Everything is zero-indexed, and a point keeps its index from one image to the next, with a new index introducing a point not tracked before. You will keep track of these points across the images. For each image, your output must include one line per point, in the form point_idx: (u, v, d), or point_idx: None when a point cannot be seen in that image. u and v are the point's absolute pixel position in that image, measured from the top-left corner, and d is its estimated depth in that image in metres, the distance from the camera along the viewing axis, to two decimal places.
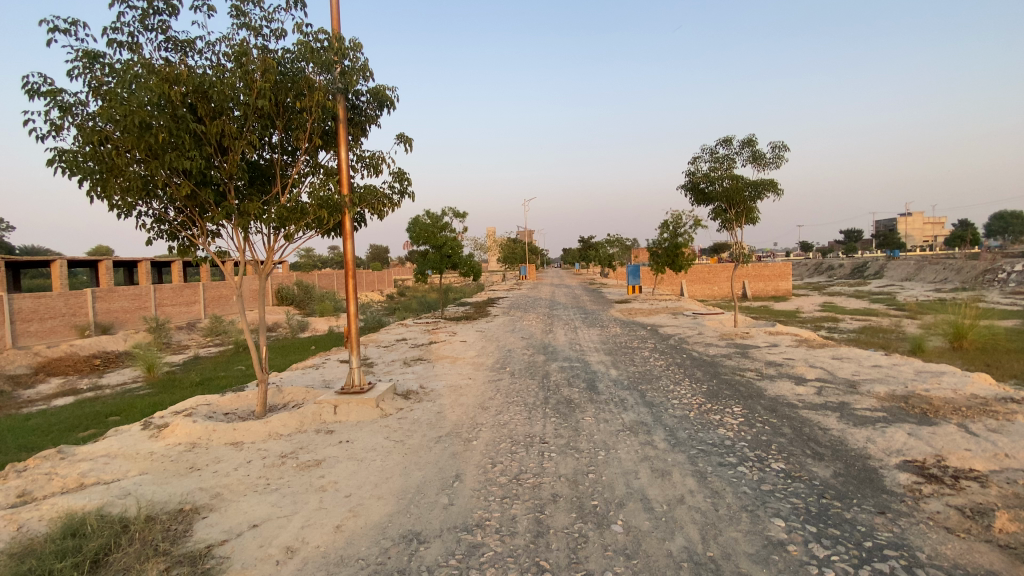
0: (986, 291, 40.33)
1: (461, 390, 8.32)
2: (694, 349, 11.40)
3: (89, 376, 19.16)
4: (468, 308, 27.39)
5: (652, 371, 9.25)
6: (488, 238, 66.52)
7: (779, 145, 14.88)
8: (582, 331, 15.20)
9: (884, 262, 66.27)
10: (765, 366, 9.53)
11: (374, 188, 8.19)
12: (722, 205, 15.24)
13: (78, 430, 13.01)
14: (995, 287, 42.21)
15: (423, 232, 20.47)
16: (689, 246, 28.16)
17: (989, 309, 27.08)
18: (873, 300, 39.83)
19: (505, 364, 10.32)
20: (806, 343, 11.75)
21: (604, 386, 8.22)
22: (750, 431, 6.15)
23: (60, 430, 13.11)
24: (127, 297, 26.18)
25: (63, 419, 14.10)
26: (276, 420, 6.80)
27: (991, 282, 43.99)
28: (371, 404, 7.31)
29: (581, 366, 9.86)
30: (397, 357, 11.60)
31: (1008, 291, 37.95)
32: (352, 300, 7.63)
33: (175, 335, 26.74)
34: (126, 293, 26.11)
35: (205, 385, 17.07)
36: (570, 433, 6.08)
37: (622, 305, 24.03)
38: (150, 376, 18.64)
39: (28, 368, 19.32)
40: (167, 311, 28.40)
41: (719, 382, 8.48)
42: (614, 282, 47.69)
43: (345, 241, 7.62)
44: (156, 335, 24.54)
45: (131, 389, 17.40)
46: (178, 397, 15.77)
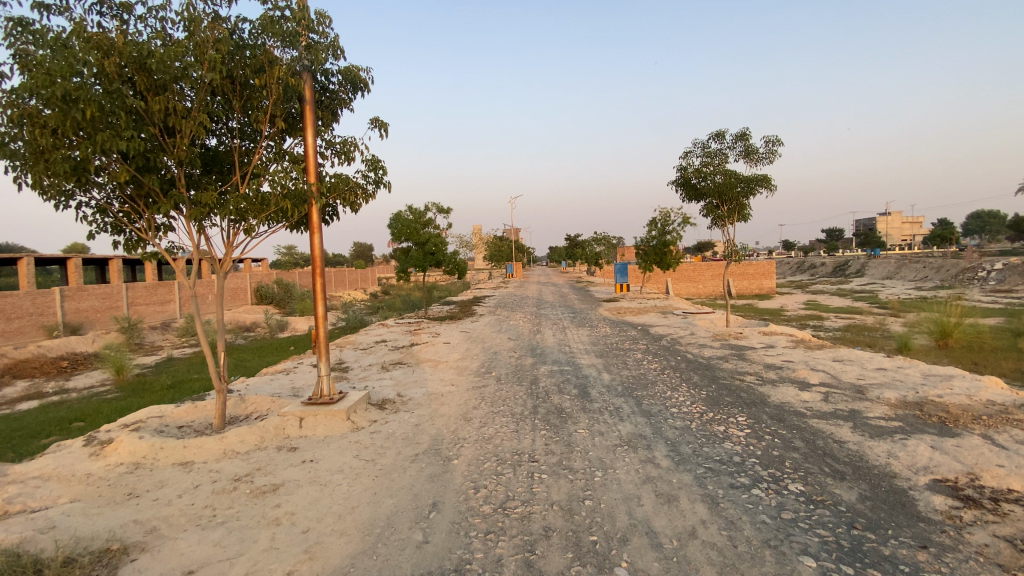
0: (967, 289, 40.75)
1: (442, 399, 7.65)
2: (689, 351, 10.88)
3: (55, 380, 17.94)
4: (452, 307, 26.67)
5: (647, 376, 8.66)
6: (473, 236, 65.74)
7: (773, 139, 14.38)
8: (571, 331, 14.58)
9: (866, 260, 67.02)
10: (765, 370, 9.00)
11: (345, 177, 7.49)
12: (714, 200, 14.72)
13: (41, 437, 12.09)
14: (975, 284, 42.71)
15: (405, 228, 19.71)
16: (677, 244, 27.79)
17: (972, 306, 27.17)
18: (857, 298, 40.00)
19: (491, 368, 9.67)
20: (803, 344, 11.31)
21: (597, 393, 7.62)
22: (760, 445, 5.58)
23: (19, 437, 12.12)
24: (98, 296, 24.95)
25: (24, 426, 13.12)
26: (232, 436, 6.06)
27: (970, 280, 44.54)
28: (341, 416, 6.64)
29: (572, 370, 9.24)
30: (375, 361, 10.87)
31: (989, 289, 38.33)
32: (321, 301, 6.92)
33: (148, 335, 25.55)
34: (96, 291, 24.87)
35: (176, 388, 16.14)
36: (561, 450, 5.46)
37: (610, 304, 23.53)
38: (120, 379, 17.64)
39: None
40: (140, 310, 27.19)
41: (719, 387, 7.93)
42: (601, 281, 47.37)
43: (312, 235, 6.93)
44: (128, 335, 23.43)
45: (98, 394, 16.36)
46: (147, 402, 14.84)
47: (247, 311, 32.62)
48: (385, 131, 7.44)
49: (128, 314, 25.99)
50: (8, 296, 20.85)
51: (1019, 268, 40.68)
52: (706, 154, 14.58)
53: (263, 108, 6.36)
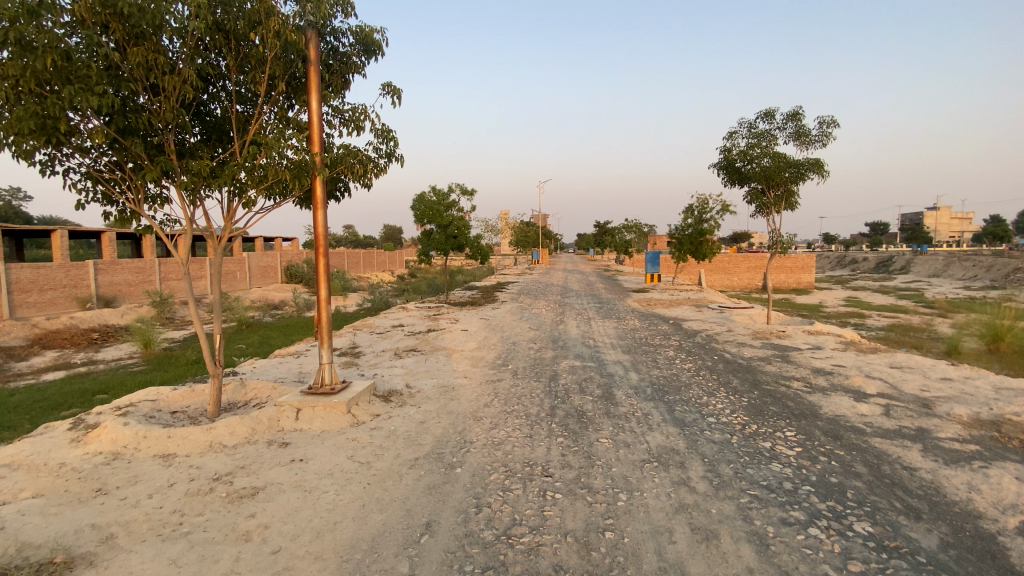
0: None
1: (452, 393, 7.02)
2: (726, 350, 9.97)
3: (86, 350, 18.16)
4: (475, 292, 26.07)
5: (679, 377, 7.86)
6: (499, 221, 65.01)
7: (828, 119, 13.10)
8: (597, 322, 13.76)
9: (912, 256, 63.52)
10: (813, 375, 8.05)
11: (355, 149, 6.84)
12: (759, 186, 13.59)
13: (62, 408, 12.09)
14: None
15: (428, 210, 19.16)
16: (713, 233, 26.46)
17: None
18: (901, 296, 37.75)
19: (508, 360, 9.01)
20: (854, 346, 10.23)
21: (623, 395, 6.87)
22: (814, 469, 4.74)
23: (44, 407, 12.16)
24: (132, 270, 25.29)
25: (49, 396, 13.20)
26: (220, 427, 5.55)
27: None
28: (340, 409, 6.05)
29: (596, 366, 8.48)
30: (388, 347, 10.34)
31: None
32: (323, 284, 6.35)
33: (178, 311, 25.81)
34: (130, 266, 25.18)
35: (198, 365, 16.10)
36: (580, 464, 4.75)
37: (639, 295, 22.54)
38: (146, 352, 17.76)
39: (25, 340, 18.49)
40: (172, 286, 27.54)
41: (761, 394, 7.07)
42: (630, 271, 46.06)
43: (315, 212, 6.35)
44: (159, 309, 23.76)
45: (125, 365, 16.48)
46: (169, 376, 14.81)
47: (274, 289, 32.84)
48: (398, 97, 6.75)
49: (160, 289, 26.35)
50: (42, 268, 21.20)
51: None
52: (752, 135, 13.44)
53: (260, 67, 5.77)
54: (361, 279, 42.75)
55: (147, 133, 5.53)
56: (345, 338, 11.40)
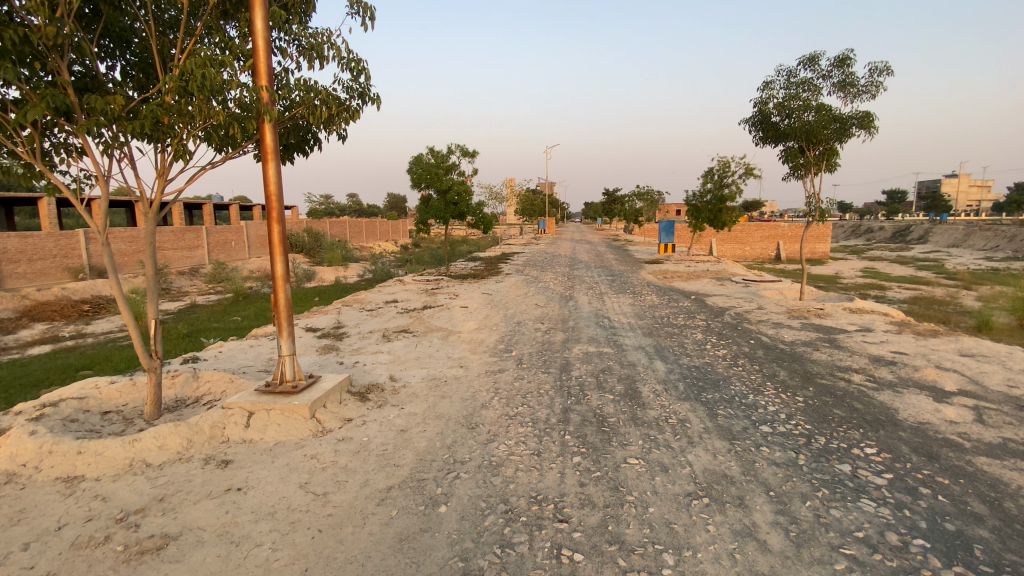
0: None
1: (443, 388, 5.83)
2: (764, 332, 8.65)
3: (75, 323, 17.10)
4: (478, 263, 24.90)
5: (715, 368, 6.61)
6: (504, 189, 63.05)
7: (881, 66, 11.48)
8: (610, 298, 12.48)
9: (930, 226, 61.17)
10: (873, 366, 6.76)
11: (317, 87, 5.47)
12: (797, 145, 12.10)
13: (39, 387, 11.00)
14: None
15: (426, 173, 17.72)
16: (733, 200, 24.80)
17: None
18: (921, 267, 36.10)
19: (512, 344, 7.81)
20: (909, 328, 8.89)
21: (650, 393, 5.64)
22: (921, 510, 3.54)
23: (18, 386, 11.04)
24: (123, 240, 23.52)
25: (27, 372, 12.14)
26: (147, 438, 4.38)
27: None
28: (302, 414, 4.85)
29: (614, 354, 7.24)
30: (376, 327, 9.11)
31: None
32: (278, 257, 5.08)
33: (175, 281, 23.92)
34: (121, 235, 23.43)
35: (189, 336, 14.95)
36: (605, 501, 3.55)
37: (652, 267, 21.09)
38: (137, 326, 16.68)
39: (12, 312, 17.41)
40: (169, 256, 25.25)
41: (818, 391, 5.83)
42: (640, 241, 44.37)
43: (263, 164, 5.03)
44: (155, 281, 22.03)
45: (114, 339, 15.43)
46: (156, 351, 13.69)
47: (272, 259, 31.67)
48: (371, 18, 5.31)
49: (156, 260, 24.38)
50: (29, 237, 19.96)
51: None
52: (792, 85, 11.90)
53: None
54: (362, 248, 41.48)
55: (33, 55, 4.22)
56: (330, 315, 10.17)
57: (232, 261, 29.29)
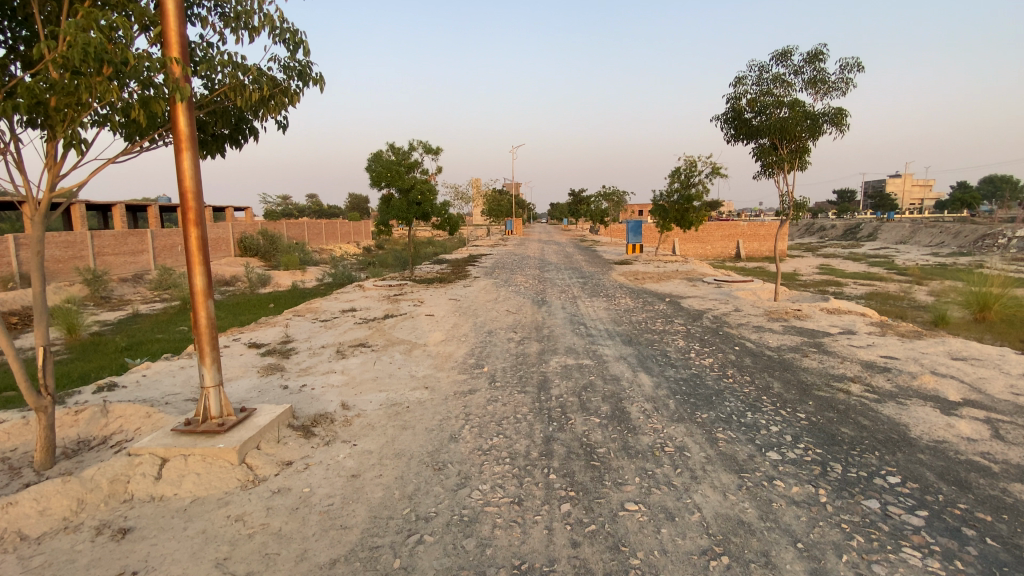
0: (987, 256, 38.20)
1: (405, 416, 5.02)
2: (748, 338, 8.18)
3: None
4: (443, 266, 24.00)
5: (706, 381, 6.03)
6: (470, 189, 62.16)
7: (852, 62, 11.29)
8: (584, 301, 11.90)
9: (877, 224, 63.83)
10: (868, 374, 6.34)
11: (247, 64, 4.58)
12: (770, 142, 11.84)
13: None
14: (993, 251, 40.06)
15: (386, 171, 16.76)
16: (700, 199, 24.76)
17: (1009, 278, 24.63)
18: (873, 263, 37.32)
19: (482, 358, 7.05)
20: (891, 330, 8.60)
21: (639, 415, 5.00)
22: (975, 559, 3.00)
23: None
24: (58, 245, 21.31)
25: None
26: (26, 499, 3.40)
27: (987, 247, 41.75)
28: (228, 459, 3.97)
29: (595, 366, 6.56)
30: (330, 342, 8.18)
31: (1010, 258, 35.78)
32: (197, 268, 4.17)
33: (115, 288, 22.04)
34: (57, 240, 21.21)
35: (128, 349, 13.47)
36: (607, 569, 2.85)
37: (622, 267, 20.72)
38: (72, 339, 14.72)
39: None
40: (108, 262, 23.23)
41: (819, 405, 5.32)
42: (606, 241, 44.33)
43: (177, 156, 4.09)
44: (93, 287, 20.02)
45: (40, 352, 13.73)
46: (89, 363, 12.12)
47: (225, 263, 29.78)
48: None
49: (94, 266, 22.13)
50: None
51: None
52: (765, 80, 11.62)
53: None
54: (322, 251, 39.81)
55: None
56: (277, 328, 9.13)
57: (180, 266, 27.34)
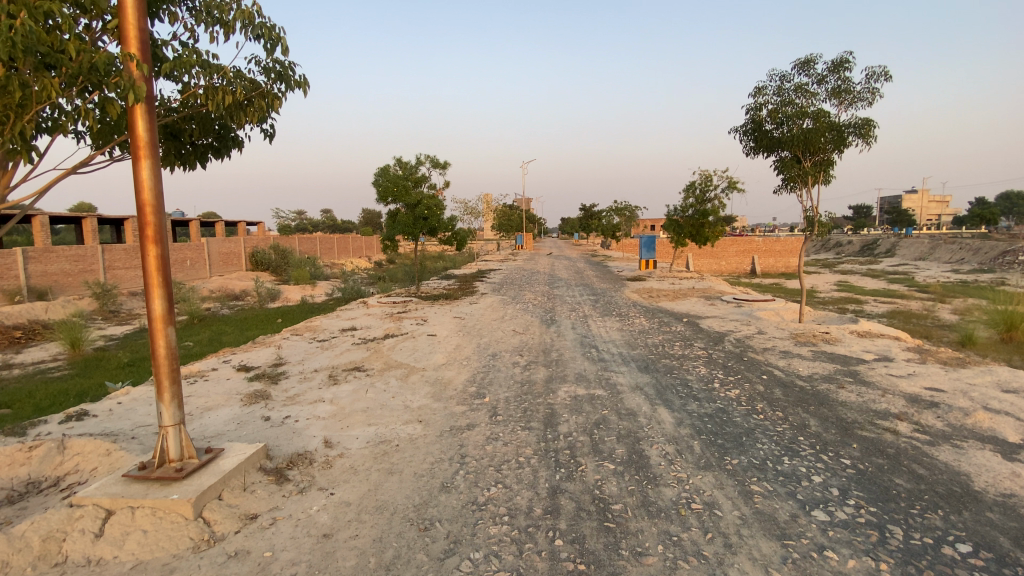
0: (1010, 273, 36.93)
1: (392, 458, 4.45)
2: (776, 365, 7.50)
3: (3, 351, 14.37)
4: (452, 282, 23.50)
5: (733, 417, 5.39)
6: (480, 204, 62.06)
7: (879, 70, 10.70)
8: (596, 321, 11.30)
9: (894, 240, 62.46)
10: (915, 410, 5.65)
11: (221, 65, 4.17)
12: (791, 154, 11.26)
13: None
14: (1017, 268, 38.72)
15: (392, 186, 16.40)
16: (715, 215, 24.13)
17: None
18: (893, 280, 36.20)
19: (484, 386, 6.47)
20: (931, 357, 7.88)
21: (658, 460, 4.37)
22: None
23: None
24: (67, 258, 21.09)
25: None
26: None
27: (1010, 264, 40.36)
28: (182, 513, 3.42)
29: (608, 398, 5.94)
30: (323, 365, 7.66)
31: None
32: (154, 291, 3.70)
33: (125, 302, 21.89)
34: (67, 253, 21.02)
35: (130, 367, 13.00)
36: None
37: (635, 284, 20.10)
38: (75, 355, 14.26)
39: None
40: (117, 275, 23.04)
41: (865, 450, 4.65)
42: (619, 256, 43.73)
43: (134, 164, 3.65)
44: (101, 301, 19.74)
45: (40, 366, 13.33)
46: (86, 381, 11.64)
47: (236, 277, 29.58)
48: None
49: (103, 280, 21.93)
50: None
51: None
52: (785, 90, 11.08)
53: None
54: (332, 265, 39.68)
55: None
56: (271, 350, 8.63)
57: (191, 280, 27.13)
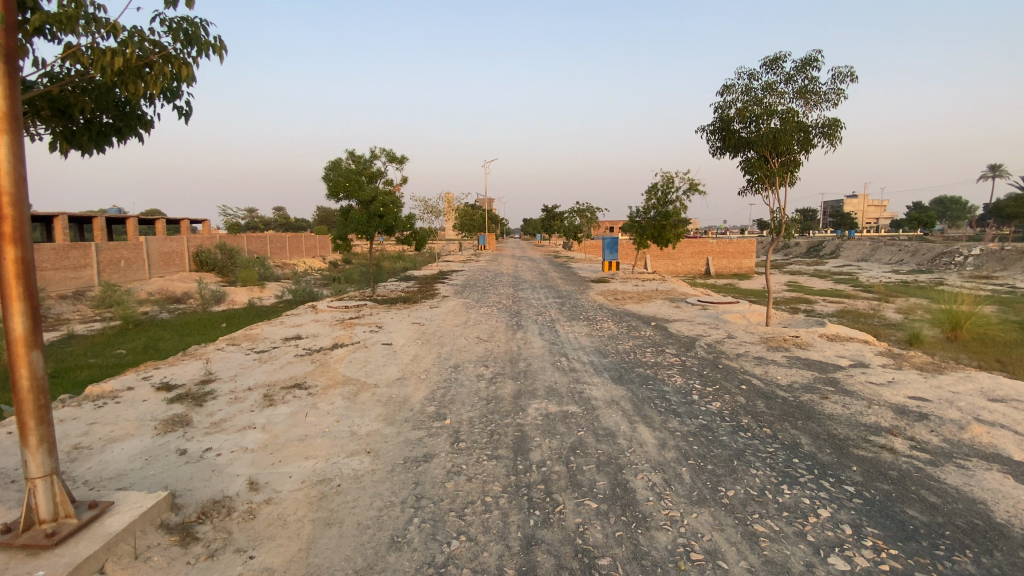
0: (946, 274, 39.02)
1: (331, 504, 3.68)
2: (754, 373, 7.12)
3: None
4: (411, 284, 22.52)
5: (720, 436, 4.89)
6: (441, 203, 60.85)
7: (844, 71, 10.64)
8: (564, 326, 10.77)
9: (838, 242, 65.30)
10: (906, 423, 5.33)
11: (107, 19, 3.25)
12: (759, 154, 11.04)
13: None
14: (951, 270, 40.90)
15: (344, 181, 15.40)
16: (677, 217, 24.18)
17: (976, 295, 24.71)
18: (841, 280, 37.59)
19: (444, 405, 5.75)
20: (906, 363, 7.70)
21: (646, 495, 3.78)
22: None
23: None
24: None
25: None
26: None
27: (945, 265, 42.62)
28: None
29: (583, 416, 5.34)
30: (260, 382, 6.74)
31: (968, 275, 36.65)
32: (11, 306, 2.78)
33: (53, 306, 19.26)
34: None
35: (59, 380, 11.19)
36: None
37: (599, 286, 19.78)
38: None
39: None
40: (46, 278, 20.49)
41: (867, 473, 4.23)
42: (581, 257, 43.56)
43: None
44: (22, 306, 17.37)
45: None
46: None
47: (178, 279, 27.43)
48: None
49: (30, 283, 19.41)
50: None
51: (999, 255, 39.15)
52: (753, 89, 10.86)
53: None
54: (284, 266, 37.76)
55: None
56: (201, 364, 7.59)
57: (127, 282, 24.92)
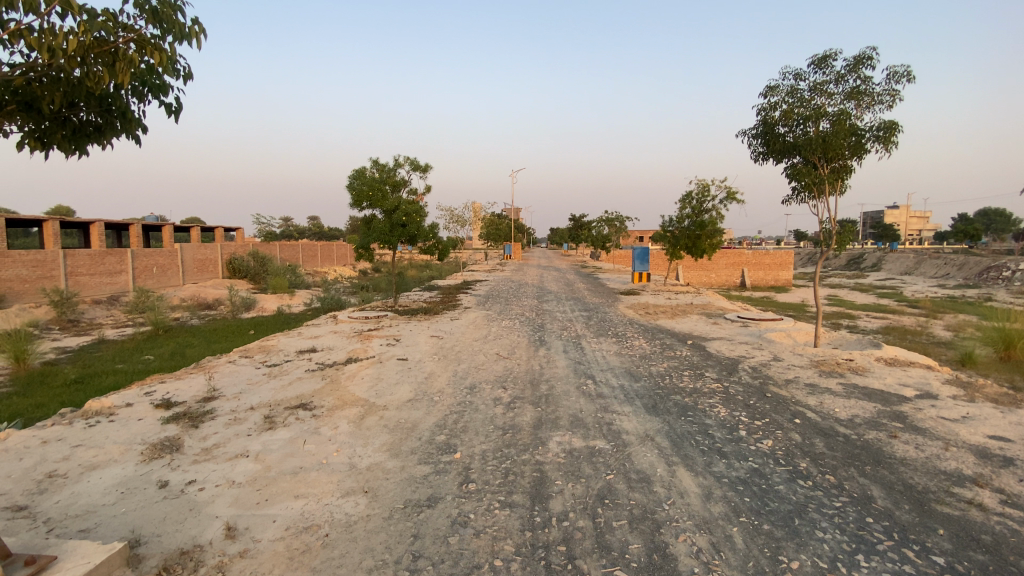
0: (999, 289, 36.56)
1: (311, 561, 3.12)
2: (806, 404, 6.29)
3: None
4: (435, 294, 22.17)
5: (774, 485, 4.16)
6: (469, 212, 60.85)
7: (901, 71, 9.74)
8: (592, 343, 10.10)
9: (879, 254, 62.41)
10: (995, 470, 4.48)
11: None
12: (806, 160, 10.21)
13: None
14: (1003, 284, 38.32)
15: (368, 190, 15.16)
16: (713, 227, 23.19)
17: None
18: (884, 294, 35.59)
19: (455, 434, 5.15)
20: (980, 393, 6.74)
21: (688, 565, 3.10)
22: None
23: None
24: (25, 263, 18.95)
25: None
26: None
27: (997, 280, 39.94)
28: None
29: (612, 455, 4.67)
30: (264, 400, 6.31)
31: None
32: None
33: (87, 310, 19.68)
34: (22, 257, 18.88)
35: (82, 386, 11.11)
36: None
37: (629, 299, 18.98)
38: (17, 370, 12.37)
39: None
40: (82, 282, 20.94)
41: (960, 541, 3.44)
42: (610, 268, 42.63)
43: None
44: (58, 309, 17.72)
45: None
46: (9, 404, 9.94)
47: (209, 285, 27.83)
48: None
49: (66, 287, 19.85)
50: None
51: None
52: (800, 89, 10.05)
53: None
54: (313, 274, 38.13)
55: None
56: (207, 378, 7.22)
57: (162, 288, 25.38)
